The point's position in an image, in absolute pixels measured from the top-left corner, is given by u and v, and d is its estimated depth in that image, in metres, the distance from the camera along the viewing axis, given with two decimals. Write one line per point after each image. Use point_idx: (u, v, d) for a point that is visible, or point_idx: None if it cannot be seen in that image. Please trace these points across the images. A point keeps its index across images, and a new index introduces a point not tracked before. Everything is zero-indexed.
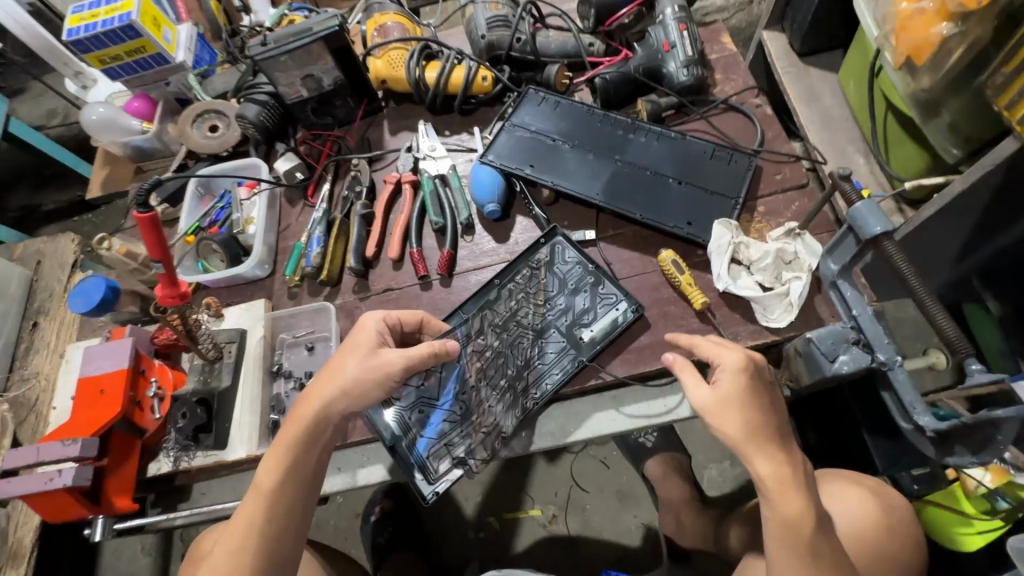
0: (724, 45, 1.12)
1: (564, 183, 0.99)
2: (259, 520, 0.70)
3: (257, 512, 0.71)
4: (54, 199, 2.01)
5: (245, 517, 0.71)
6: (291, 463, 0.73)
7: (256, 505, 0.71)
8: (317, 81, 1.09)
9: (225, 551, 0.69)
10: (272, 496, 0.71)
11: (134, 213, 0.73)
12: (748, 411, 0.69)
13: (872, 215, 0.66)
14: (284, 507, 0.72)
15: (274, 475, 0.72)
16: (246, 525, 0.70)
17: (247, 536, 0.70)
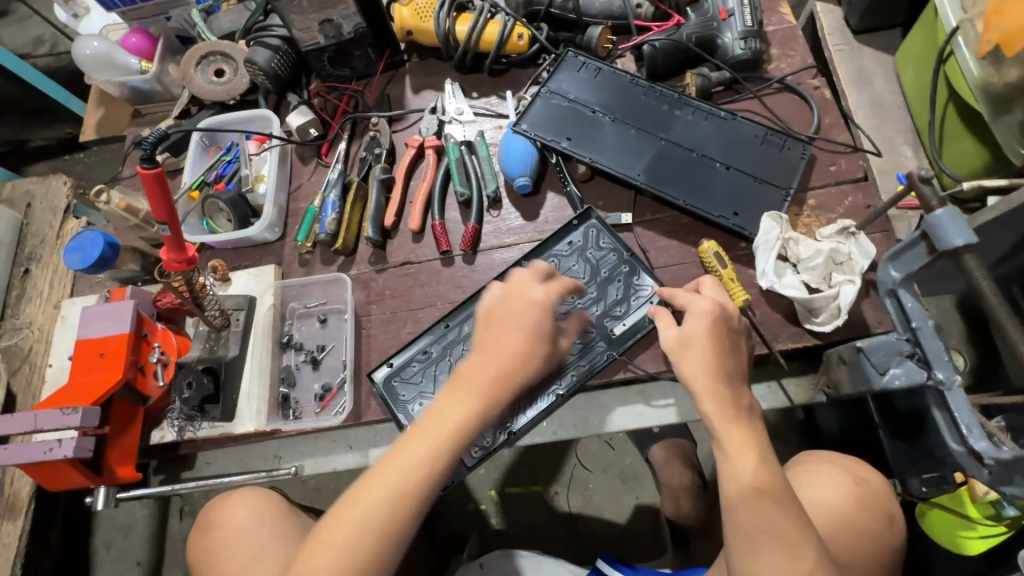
0: (783, 16, 1.03)
1: (602, 159, 0.92)
2: (412, 494, 0.55)
3: (410, 481, 0.56)
4: (42, 135, 1.88)
5: (396, 488, 0.55)
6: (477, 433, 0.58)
7: (410, 474, 0.56)
8: (337, 27, 0.99)
9: (359, 522, 0.55)
10: (438, 468, 0.56)
11: (138, 169, 0.66)
12: (713, 353, 0.65)
13: (954, 226, 0.61)
14: (441, 482, 0.57)
15: (451, 441, 0.56)
16: (393, 495, 0.55)
17: (395, 507, 0.55)
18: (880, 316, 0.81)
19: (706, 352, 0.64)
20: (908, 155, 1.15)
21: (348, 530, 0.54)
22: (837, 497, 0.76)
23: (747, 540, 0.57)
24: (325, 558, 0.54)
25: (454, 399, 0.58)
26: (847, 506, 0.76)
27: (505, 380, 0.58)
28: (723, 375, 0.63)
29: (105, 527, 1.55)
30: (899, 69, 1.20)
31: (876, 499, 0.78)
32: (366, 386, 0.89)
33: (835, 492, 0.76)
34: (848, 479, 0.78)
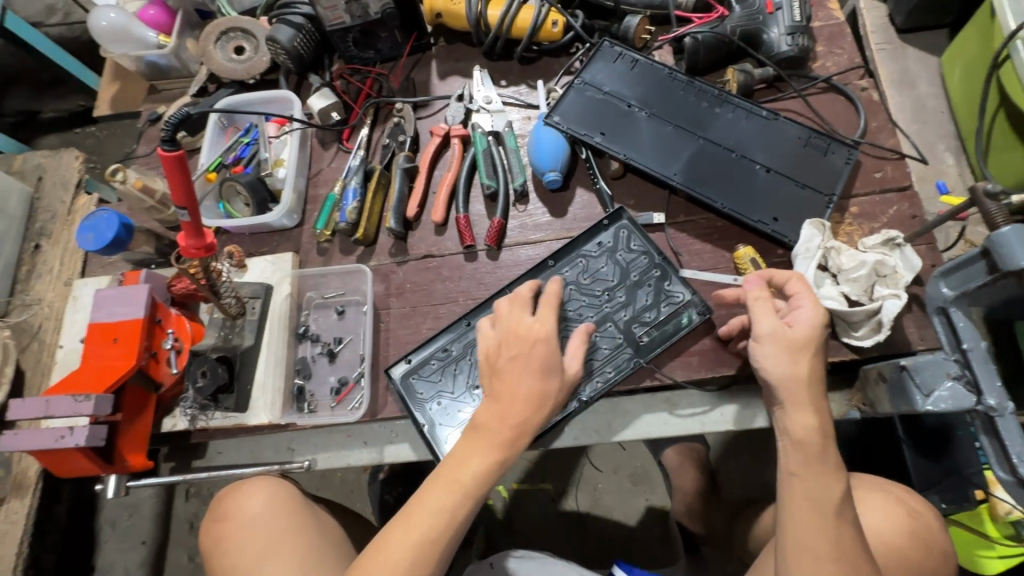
0: (831, 12, 0.98)
1: (636, 157, 0.88)
2: (437, 537, 0.62)
3: (434, 526, 0.63)
4: (52, 107, 1.85)
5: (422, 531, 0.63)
6: (493, 474, 0.65)
7: (435, 518, 0.63)
8: (364, 7, 0.94)
9: (391, 565, 0.61)
10: (460, 510, 0.64)
11: (160, 151, 0.62)
12: (803, 360, 0.65)
13: (1021, 245, 0.57)
14: (463, 524, 0.64)
15: (472, 487, 0.64)
16: (420, 539, 0.62)
17: (419, 553, 0.62)
18: (923, 332, 0.78)
19: (795, 353, 0.64)
20: (949, 162, 1.11)
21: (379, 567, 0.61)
22: (889, 526, 0.72)
23: (810, 558, 0.59)
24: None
25: (473, 450, 0.65)
26: (900, 538, 0.71)
27: (517, 422, 0.66)
28: (817, 388, 0.64)
29: (111, 506, 1.55)
30: (946, 72, 1.15)
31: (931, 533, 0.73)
32: (383, 382, 0.86)
33: (886, 522, 0.72)
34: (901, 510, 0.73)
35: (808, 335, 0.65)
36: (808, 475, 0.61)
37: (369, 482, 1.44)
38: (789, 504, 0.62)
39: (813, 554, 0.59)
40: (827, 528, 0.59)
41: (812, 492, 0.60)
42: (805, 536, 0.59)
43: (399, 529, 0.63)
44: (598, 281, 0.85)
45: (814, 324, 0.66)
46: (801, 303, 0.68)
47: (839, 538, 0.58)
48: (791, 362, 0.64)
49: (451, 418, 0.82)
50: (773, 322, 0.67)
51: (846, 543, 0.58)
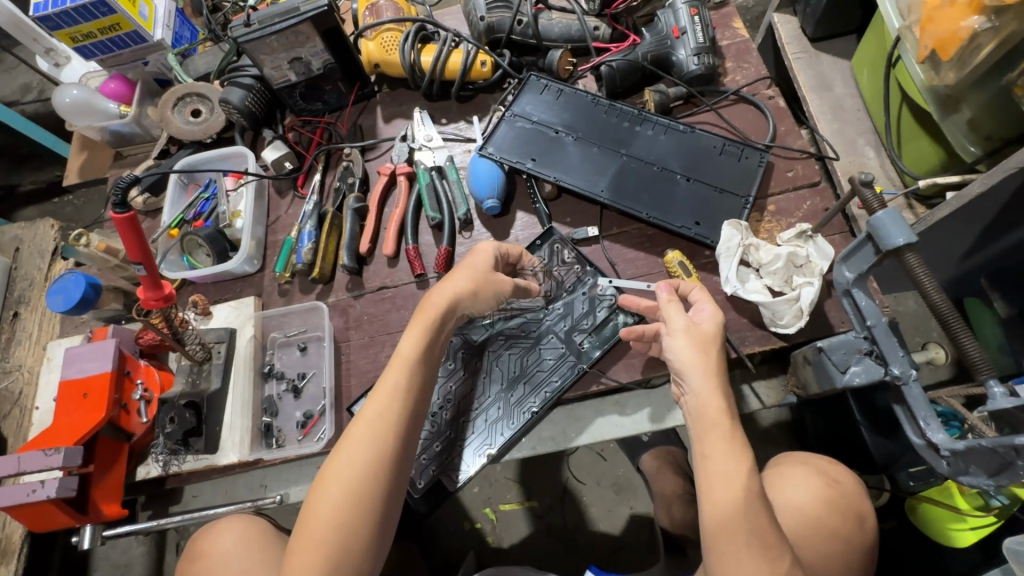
0: (736, 30, 1.07)
1: (566, 178, 0.95)
2: (393, 412, 0.67)
3: (391, 403, 0.67)
4: (31, 179, 1.94)
5: (377, 411, 0.67)
6: (430, 353, 0.73)
7: (389, 396, 0.68)
8: (306, 65, 1.02)
9: (357, 448, 0.65)
10: (407, 387, 0.69)
11: (110, 213, 0.69)
12: (710, 353, 0.69)
13: (894, 225, 0.63)
14: (415, 397, 0.70)
15: (412, 364, 0.70)
16: (379, 413, 0.67)
17: (380, 428, 0.66)
18: (842, 315, 0.84)
19: (704, 346, 0.69)
20: (869, 156, 1.13)
21: (345, 459, 0.64)
22: (810, 497, 0.80)
23: (725, 534, 0.60)
24: (338, 480, 0.63)
25: (405, 337, 0.73)
26: (819, 507, 0.80)
27: (446, 311, 0.74)
28: (724, 374, 0.69)
29: (102, 568, 1.53)
30: (857, 73, 1.20)
31: (849, 501, 0.82)
32: (347, 414, 0.90)
33: (807, 493, 0.81)
34: (821, 481, 0.83)
35: (712, 331, 0.71)
36: (716, 455, 0.63)
37: None
38: (705, 481, 0.64)
39: (723, 524, 0.60)
40: (736, 492, 0.61)
41: (722, 471, 0.62)
42: (717, 511, 0.61)
43: (359, 423, 0.67)
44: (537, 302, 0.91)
45: (717, 322, 0.72)
46: (702, 305, 0.75)
47: (729, 504, 0.61)
48: (698, 352, 0.69)
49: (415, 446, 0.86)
50: (682, 318, 0.72)
51: (752, 513, 0.60)
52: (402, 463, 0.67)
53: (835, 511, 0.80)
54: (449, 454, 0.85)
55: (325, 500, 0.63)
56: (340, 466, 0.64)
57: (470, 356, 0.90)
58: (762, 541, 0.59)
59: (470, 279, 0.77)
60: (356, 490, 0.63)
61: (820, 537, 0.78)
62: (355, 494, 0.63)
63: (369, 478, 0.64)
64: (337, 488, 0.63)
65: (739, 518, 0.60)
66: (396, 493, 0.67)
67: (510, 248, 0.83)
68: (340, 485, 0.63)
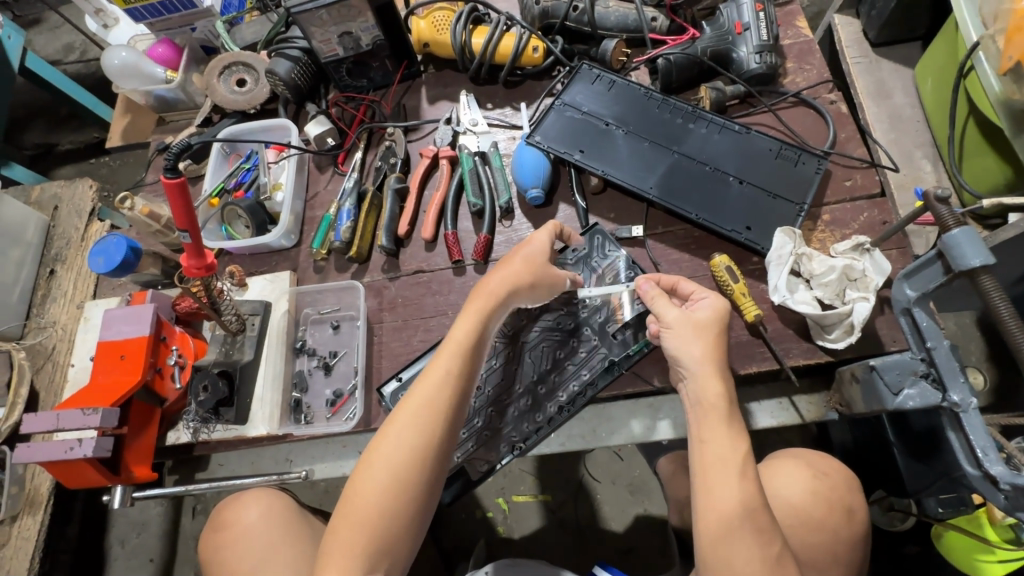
0: (800, 30, 1.03)
1: (613, 172, 0.92)
2: (443, 398, 0.66)
3: (439, 391, 0.66)
4: (69, 139, 1.97)
5: (426, 398, 0.65)
6: (482, 339, 0.71)
7: (440, 380, 0.66)
8: (355, 40, 1.01)
9: (404, 431, 0.64)
10: (457, 374, 0.67)
11: (161, 178, 0.68)
12: (707, 338, 0.68)
13: (972, 246, 0.60)
14: (466, 383, 0.68)
15: (464, 349, 0.68)
16: (429, 398, 0.65)
17: (429, 412, 0.65)
18: (894, 334, 0.81)
19: (698, 331, 0.68)
20: (926, 170, 1.09)
21: (391, 442, 0.63)
22: (798, 491, 0.79)
23: (718, 519, 0.58)
24: (384, 460, 0.63)
25: (454, 323, 0.70)
26: (804, 500, 0.78)
27: (502, 298, 0.72)
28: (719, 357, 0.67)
29: (119, 525, 1.58)
30: (919, 83, 1.15)
31: (837, 493, 0.80)
32: (376, 396, 0.90)
33: (795, 485, 0.79)
34: (807, 473, 0.81)
35: (707, 317, 0.69)
36: (715, 440, 0.61)
37: None
38: (701, 468, 0.61)
39: (723, 517, 0.58)
40: (732, 485, 0.59)
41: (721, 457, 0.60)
42: (714, 495, 0.59)
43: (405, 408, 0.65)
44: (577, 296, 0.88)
45: (714, 308, 0.70)
46: (700, 296, 0.73)
47: (744, 495, 0.58)
48: (692, 342, 0.68)
49: None
50: (671, 310, 0.71)
51: (749, 498, 0.58)
52: (447, 448, 0.66)
53: (820, 502, 0.78)
54: (473, 445, 0.84)
55: (367, 484, 0.62)
56: (386, 446, 0.63)
57: (501, 347, 0.89)
58: (755, 525, 0.58)
59: (527, 268, 0.76)
60: (401, 472, 0.62)
61: (805, 528, 0.77)
62: (400, 478, 0.62)
63: (416, 460, 0.63)
64: (384, 469, 0.62)
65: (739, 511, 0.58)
66: (440, 479, 0.66)
67: (553, 227, 0.83)
68: (385, 467, 0.62)
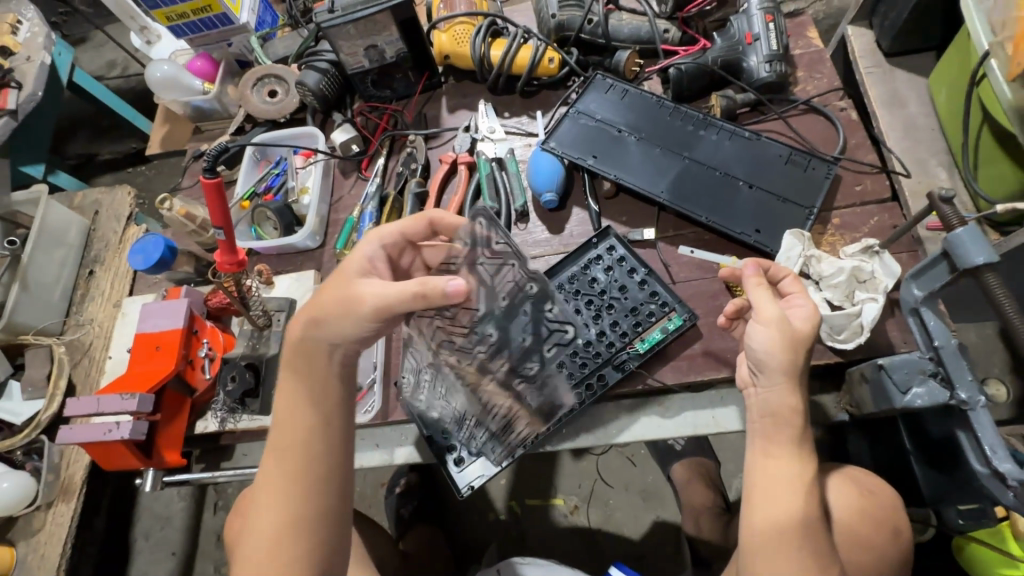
0: (810, 40, 1.05)
1: (626, 177, 0.95)
2: (274, 474, 0.64)
3: (277, 462, 0.64)
4: (109, 150, 2.08)
5: (267, 473, 0.65)
6: (293, 402, 0.65)
7: (268, 466, 0.65)
8: (380, 52, 1.06)
9: (252, 529, 0.63)
10: (277, 453, 0.64)
11: (200, 178, 0.76)
12: (797, 351, 0.66)
13: (975, 244, 0.61)
14: (287, 457, 0.64)
15: (278, 422, 0.65)
16: (265, 484, 0.64)
17: (262, 502, 0.63)
18: (905, 336, 0.82)
19: (795, 346, 0.66)
20: (942, 177, 1.09)
21: (246, 543, 0.63)
22: (846, 508, 0.80)
23: (775, 541, 0.65)
24: (247, 554, 0.63)
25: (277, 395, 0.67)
26: (850, 517, 0.80)
27: (301, 351, 0.65)
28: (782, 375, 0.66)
29: (144, 519, 1.63)
30: (934, 91, 1.16)
31: (884, 514, 0.82)
32: (394, 390, 0.93)
33: (845, 502, 0.80)
34: (856, 492, 0.82)
35: (806, 330, 0.67)
36: (776, 461, 0.67)
37: (386, 496, 1.49)
38: (758, 482, 0.68)
39: (776, 534, 0.65)
40: (789, 507, 0.65)
41: (784, 477, 0.66)
42: (769, 515, 0.66)
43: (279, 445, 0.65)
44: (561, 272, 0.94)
45: (813, 320, 0.68)
46: (798, 302, 0.71)
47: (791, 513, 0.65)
48: (789, 353, 0.65)
49: (454, 427, 0.89)
50: (775, 307, 0.67)
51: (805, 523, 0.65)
52: (302, 523, 0.63)
53: (866, 521, 0.80)
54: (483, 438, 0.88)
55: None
56: (243, 548, 0.64)
57: None
58: (810, 551, 0.64)
59: (332, 300, 0.64)
60: (264, 556, 0.62)
61: (854, 547, 0.79)
62: (264, 565, 0.61)
63: (272, 546, 0.62)
64: (247, 566, 0.63)
65: (794, 523, 0.65)
66: (320, 549, 0.63)
67: (389, 236, 0.70)
68: (250, 560, 0.63)
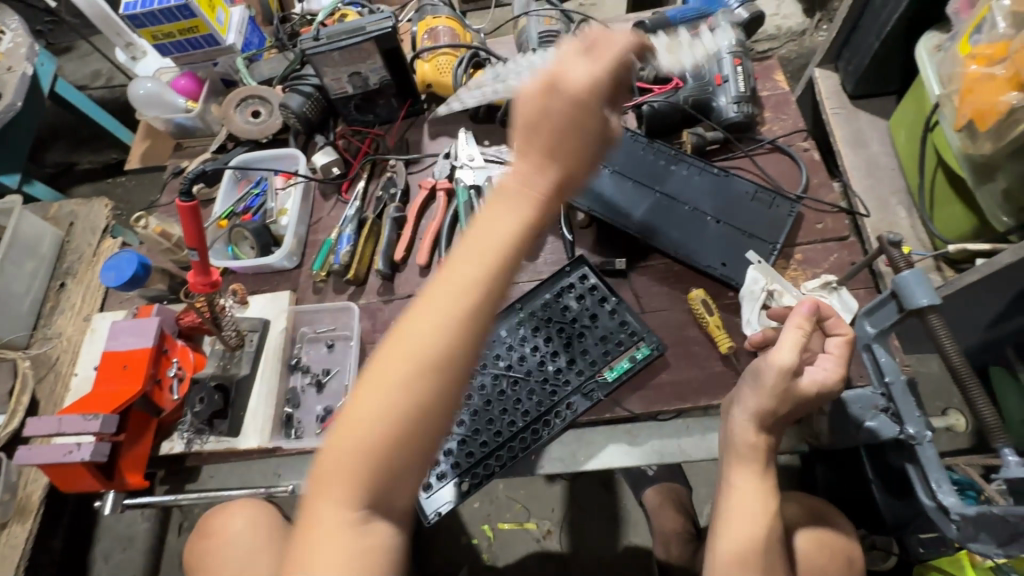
0: (777, 83, 1.11)
1: (600, 208, 0.97)
2: (442, 326, 0.49)
3: (459, 302, 0.49)
4: (88, 160, 2.06)
5: (428, 320, 0.49)
6: (485, 234, 0.52)
7: (441, 304, 0.49)
8: (364, 79, 1.09)
9: (386, 373, 0.49)
10: (455, 287, 0.50)
11: (177, 201, 0.77)
12: (780, 399, 0.69)
13: (920, 287, 0.65)
14: (489, 303, 0.51)
15: (481, 265, 0.51)
16: (429, 327, 0.49)
17: (425, 350, 0.49)
18: (861, 370, 0.85)
19: (782, 396, 0.69)
20: (902, 215, 1.14)
21: (366, 395, 0.49)
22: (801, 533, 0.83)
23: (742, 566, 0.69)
24: (357, 415, 0.48)
25: (488, 207, 0.53)
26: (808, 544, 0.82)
27: (529, 194, 0.53)
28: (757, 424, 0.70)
29: (105, 539, 1.59)
30: (894, 133, 1.22)
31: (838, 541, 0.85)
32: None
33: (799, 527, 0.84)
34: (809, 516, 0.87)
35: (808, 393, 0.69)
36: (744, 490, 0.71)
37: None
38: (728, 509, 0.72)
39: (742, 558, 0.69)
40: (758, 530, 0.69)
41: (747, 508, 0.70)
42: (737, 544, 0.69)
43: (345, 419, 0.49)
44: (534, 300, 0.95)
45: (821, 386, 0.70)
46: (823, 364, 0.72)
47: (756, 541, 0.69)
48: (774, 400, 0.69)
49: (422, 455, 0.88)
50: (792, 359, 0.68)
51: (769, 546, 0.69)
52: (457, 382, 0.50)
53: (822, 549, 0.83)
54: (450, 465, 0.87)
55: (348, 443, 0.48)
56: (365, 408, 0.48)
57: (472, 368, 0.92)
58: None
59: (562, 142, 0.54)
60: (391, 426, 0.48)
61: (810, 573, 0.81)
62: (395, 435, 0.48)
63: (413, 409, 0.48)
64: (338, 433, 0.48)
65: (758, 550, 0.69)
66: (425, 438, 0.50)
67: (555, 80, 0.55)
68: (351, 431, 0.48)
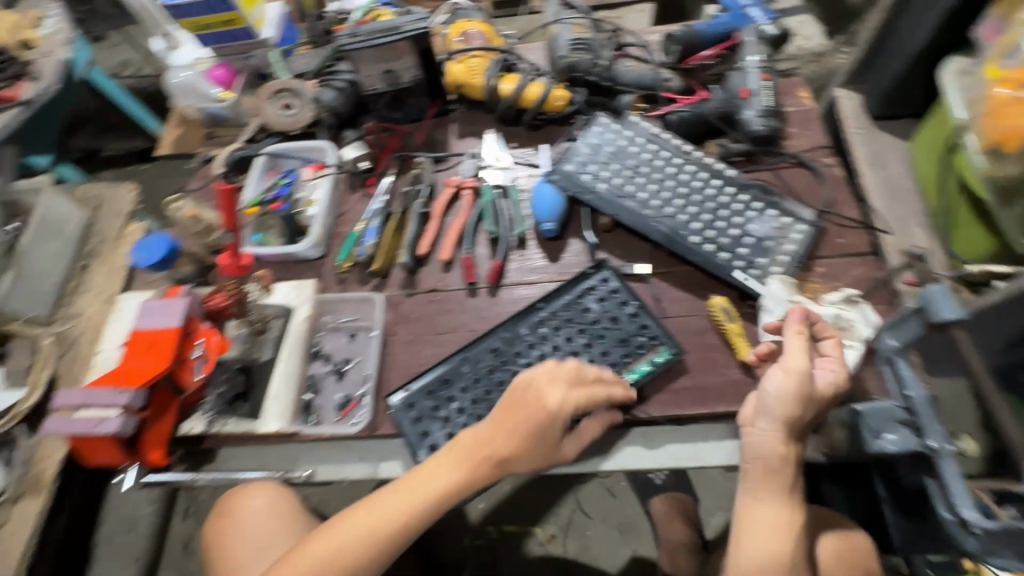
0: (801, 99, 1.13)
1: (623, 213, 1.00)
2: (450, 466, 0.81)
3: (461, 454, 0.82)
4: (113, 147, 2.10)
5: (453, 454, 0.81)
6: (536, 429, 0.81)
7: (454, 454, 0.81)
8: (397, 78, 1.12)
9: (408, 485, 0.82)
10: (471, 453, 0.81)
11: (220, 186, 0.83)
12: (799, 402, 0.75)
13: (946, 301, 0.65)
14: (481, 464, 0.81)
15: (488, 444, 0.81)
16: (433, 472, 0.81)
17: (433, 481, 0.81)
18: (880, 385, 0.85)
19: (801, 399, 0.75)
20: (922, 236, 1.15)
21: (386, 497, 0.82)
22: None
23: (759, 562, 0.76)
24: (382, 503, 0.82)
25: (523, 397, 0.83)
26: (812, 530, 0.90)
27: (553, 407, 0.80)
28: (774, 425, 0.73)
29: (109, 522, 1.60)
30: (913, 155, 1.23)
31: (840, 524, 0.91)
32: (383, 404, 0.94)
33: None
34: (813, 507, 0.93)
35: (824, 394, 0.76)
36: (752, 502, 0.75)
37: None
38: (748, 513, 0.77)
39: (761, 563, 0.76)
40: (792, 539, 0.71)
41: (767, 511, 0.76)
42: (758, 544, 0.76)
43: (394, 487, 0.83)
44: (556, 299, 0.97)
45: (835, 387, 0.76)
46: (828, 364, 0.79)
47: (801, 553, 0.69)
48: (796, 406, 0.74)
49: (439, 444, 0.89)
50: (805, 364, 0.75)
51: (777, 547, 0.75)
52: (441, 506, 0.81)
53: None
54: None
55: (376, 510, 0.82)
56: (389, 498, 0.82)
57: (493, 364, 0.93)
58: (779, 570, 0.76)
59: (572, 382, 0.82)
60: (399, 513, 0.81)
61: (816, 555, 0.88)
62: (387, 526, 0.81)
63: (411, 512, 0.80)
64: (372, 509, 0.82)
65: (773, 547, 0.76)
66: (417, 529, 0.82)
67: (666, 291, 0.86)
68: (373, 514, 0.82)
